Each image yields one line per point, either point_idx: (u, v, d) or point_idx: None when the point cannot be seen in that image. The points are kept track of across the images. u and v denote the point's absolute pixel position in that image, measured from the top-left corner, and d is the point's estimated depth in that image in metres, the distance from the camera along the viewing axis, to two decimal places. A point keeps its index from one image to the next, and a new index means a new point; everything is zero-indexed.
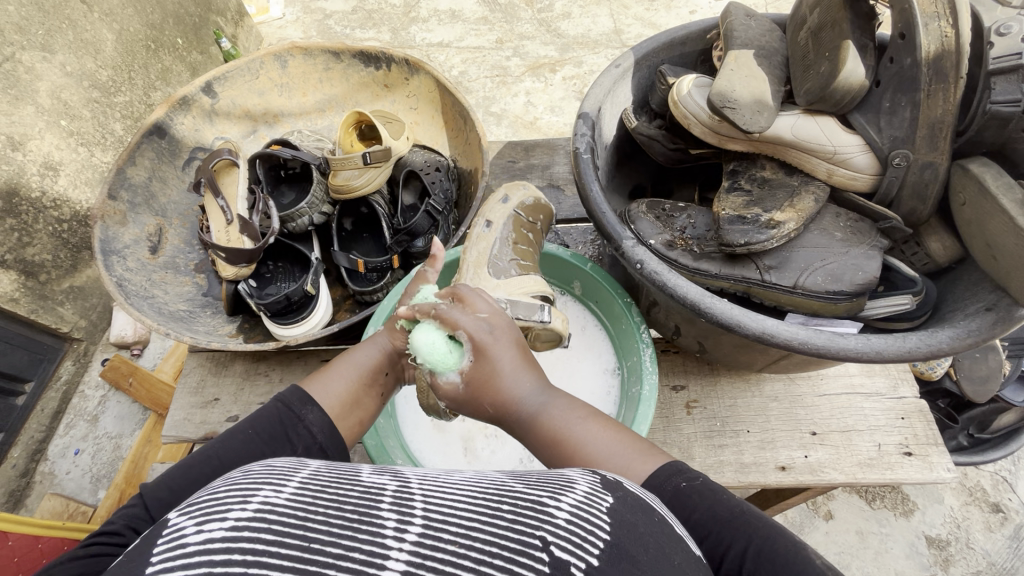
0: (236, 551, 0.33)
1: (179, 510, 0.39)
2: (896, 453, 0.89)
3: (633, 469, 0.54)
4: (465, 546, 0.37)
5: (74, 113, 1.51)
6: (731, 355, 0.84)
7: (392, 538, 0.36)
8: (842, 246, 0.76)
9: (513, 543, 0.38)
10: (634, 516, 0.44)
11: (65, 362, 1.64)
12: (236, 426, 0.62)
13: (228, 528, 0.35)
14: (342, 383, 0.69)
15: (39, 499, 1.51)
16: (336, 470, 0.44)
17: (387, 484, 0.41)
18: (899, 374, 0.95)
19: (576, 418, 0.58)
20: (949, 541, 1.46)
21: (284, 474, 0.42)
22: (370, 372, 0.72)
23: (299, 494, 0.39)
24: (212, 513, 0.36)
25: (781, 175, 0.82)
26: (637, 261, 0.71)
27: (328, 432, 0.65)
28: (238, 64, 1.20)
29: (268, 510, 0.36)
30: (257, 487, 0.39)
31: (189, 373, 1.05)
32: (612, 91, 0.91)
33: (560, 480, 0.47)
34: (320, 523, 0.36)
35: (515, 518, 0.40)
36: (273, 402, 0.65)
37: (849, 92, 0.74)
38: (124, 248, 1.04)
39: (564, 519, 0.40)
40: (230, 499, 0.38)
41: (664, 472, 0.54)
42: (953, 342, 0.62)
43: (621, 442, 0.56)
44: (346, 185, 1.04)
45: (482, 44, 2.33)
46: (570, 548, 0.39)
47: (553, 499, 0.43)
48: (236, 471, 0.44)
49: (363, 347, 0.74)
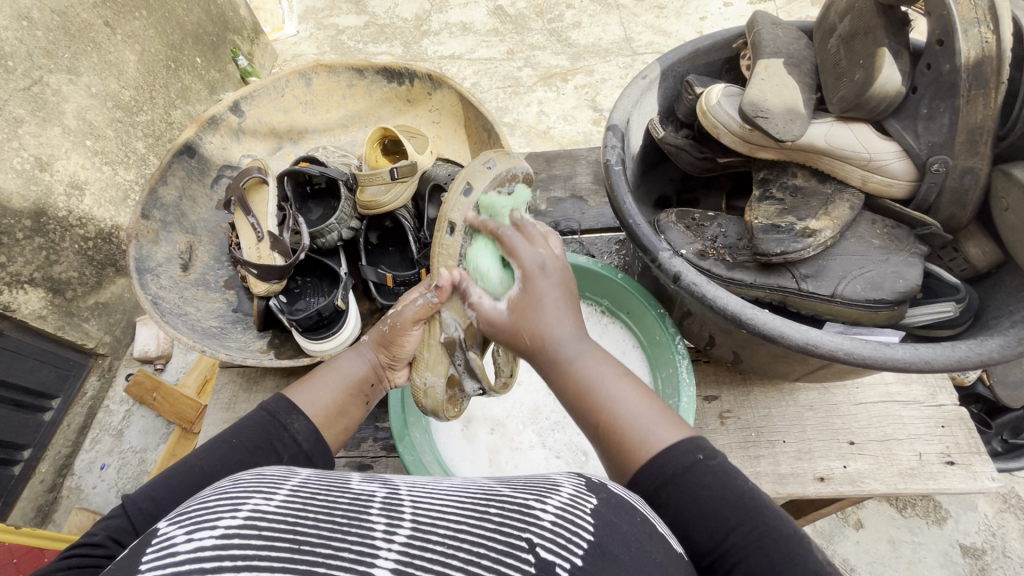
0: (227, 556, 0.33)
1: (170, 519, 0.39)
2: (937, 463, 0.87)
3: (654, 433, 0.53)
4: (453, 546, 0.37)
5: (99, 133, 1.54)
6: (767, 365, 0.82)
7: (381, 539, 0.36)
8: (881, 254, 0.75)
9: (499, 544, 0.38)
10: (617, 515, 0.43)
11: (90, 378, 1.66)
12: (219, 435, 0.61)
13: (219, 535, 0.35)
14: (326, 392, 0.68)
15: (67, 514, 1.52)
16: (326, 478, 0.44)
17: (377, 492, 0.42)
18: (937, 382, 0.94)
19: (610, 376, 0.58)
20: (985, 550, 1.43)
21: (274, 481, 0.42)
22: (355, 381, 0.71)
23: (289, 500, 0.39)
24: (202, 521, 0.37)
25: (814, 182, 0.82)
26: (675, 273, 0.71)
27: (316, 441, 0.64)
28: (263, 83, 1.22)
29: (258, 517, 0.37)
30: (247, 495, 0.40)
31: (220, 389, 1.06)
32: (639, 101, 0.91)
33: (545, 482, 0.46)
34: (311, 528, 0.37)
35: (502, 520, 0.40)
36: (258, 410, 0.64)
37: (885, 100, 0.74)
38: (157, 265, 1.06)
39: (547, 521, 0.40)
40: (221, 508, 0.38)
41: (678, 447, 0.51)
42: (1004, 351, 0.61)
43: (650, 405, 0.56)
44: (373, 201, 1.05)
45: (493, 55, 2.35)
46: (555, 549, 0.39)
47: (538, 500, 0.42)
48: (224, 479, 0.44)
49: (348, 356, 0.74)
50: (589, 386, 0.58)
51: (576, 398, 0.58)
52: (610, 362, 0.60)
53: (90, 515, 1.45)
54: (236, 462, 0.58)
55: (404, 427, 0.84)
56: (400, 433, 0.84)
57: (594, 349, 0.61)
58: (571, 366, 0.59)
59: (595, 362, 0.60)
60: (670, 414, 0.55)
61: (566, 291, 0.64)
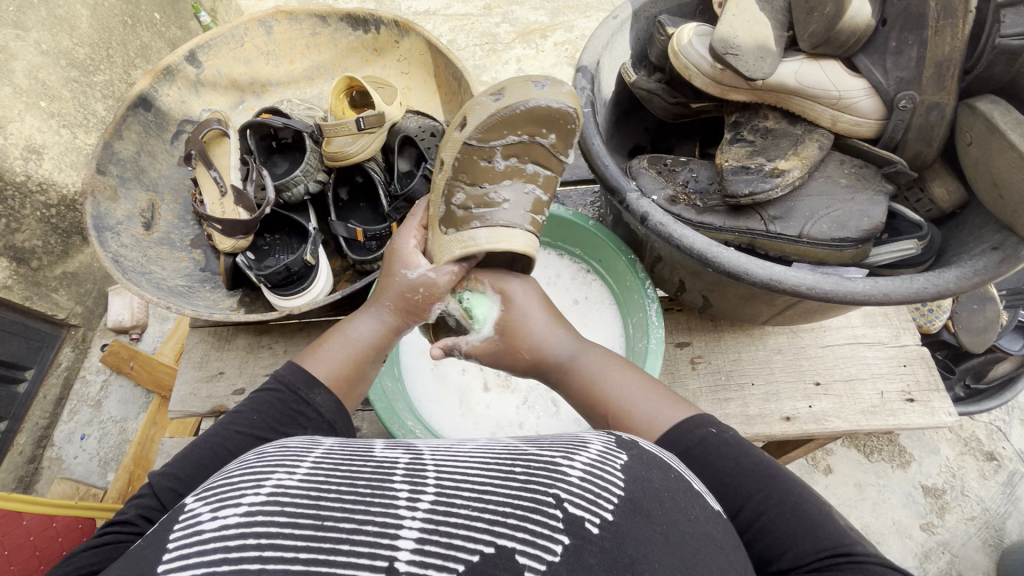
0: (251, 535, 0.34)
1: (196, 495, 0.39)
2: (898, 400, 0.90)
3: (659, 416, 0.56)
4: (479, 508, 0.37)
5: (53, 93, 1.46)
6: (736, 309, 0.84)
7: (405, 508, 0.36)
8: (847, 192, 0.75)
9: (526, 502, 0.38)
10: (649, 471, 0.43)
11: (63, 349, 1.63)
12: (238, 410, 0.59)
13: (243, 513, 0.35)
14: (344, 359, 0.66)
15: (49, 483, 1.51)
16: (349, 448, 0.44)
17: (400, 458, 0.42)
18: (901, 323, 0.96)
19: (610, 369, 0.63)
20: (945, 489, 1.50)
21: (297, 455, 0.42)
22: (373, 347, 0.69)
23: (312, 474, 0.39)
24: (227, 499, 0.37)
25: (785, 124, 0.81)
26: (642, 214, 0.70)
27: (337, 411, 0.63)
28: (221, 31, 1.16)
29: (281, 493, 0.37)
30: (270, 470, 0.40)
31: (191, 349, 1.05)
32: (610, 43, 0.88)
33: (572, 441, 0.46)
34: (334, 501, 0.36)
35: (528, 478, 0.40)
36: (277, 385, 0.62)
37: (856, 32, 0.73)
38: (117, 223, 1.02)
39: (575, 476, 0.40)
40: (244, 484, 0.38)
41: (680, 420, 0.54)
42: (960, 281, 0.62)
43: (651, 393, 0.58)
44: (341, 152, 1.02)
45: (470, 10, 2.26)
46: (584, 504, 0.38)
47: (565, 458, 0.42)
48: (249, 454, 0.45)
49: (362, 320, 0.71)
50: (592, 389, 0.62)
51: (580, 393, 0.63)
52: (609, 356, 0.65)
53: (72, 484, 1.44)
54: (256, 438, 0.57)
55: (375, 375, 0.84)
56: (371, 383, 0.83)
57: (593, 350, 0.66)
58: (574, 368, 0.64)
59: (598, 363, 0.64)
60: (671, 396, 0.58)
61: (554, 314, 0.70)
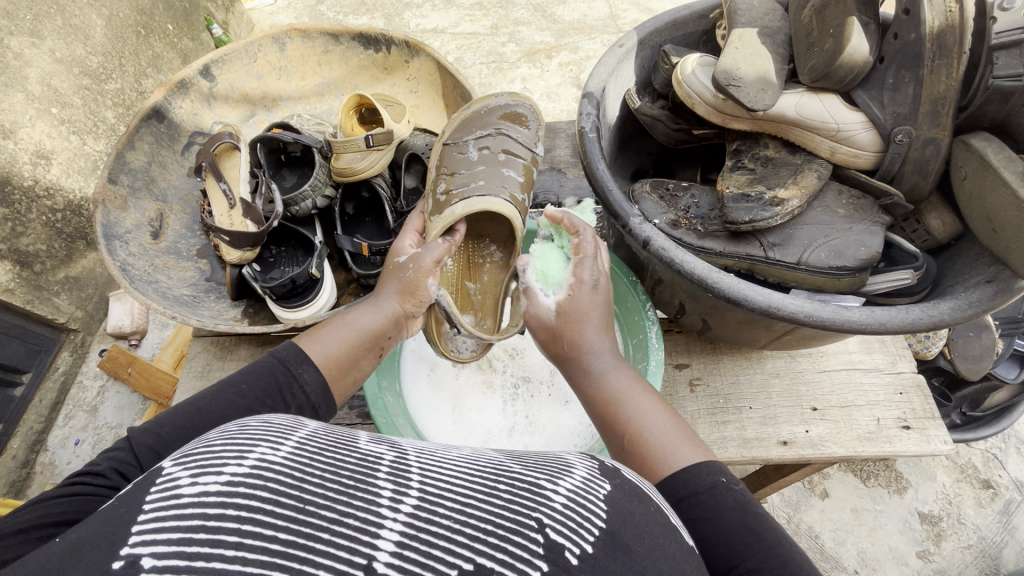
0: (231, 505, 0.33)
1: (174, 459, 0.39)
2: (895, 427, 0.90)
3: (677, 450, 0.56)
4: (460, 521, 0.37)
5: (65, 100, 1.49)
6: (735, 333, 0.85)
7: (387, 508, 0.36)
8: (845, 223, 0.77)
9: (508, 522, 0.38)
10: (631, 503, 0.45)
11: (62, 353, 1.63)
12: (228, 378, 0.61)
13: (223, 481, 0.35)
14: (339, 342, 0.68)
15: (42, 489, 1.50)
16: (332, 434, 0.44)
17: (384, 455, 0.42)
18: (898, 351, 0.97)
19: (637, 392, 0.63)
20: (941, 516, 1.49)
21: (280, 432, 0.42)
22: (369, 334, 0.71)
23: (295, 454, 0.39)
24: (207, 466, 0.36)
25: (784, 154, 0.83)
26: (645, 238, 0.72)
27: (322, 393, 0.64)
28: (235, 47, 1.18)
29: (264, 467, 0.37)
30: (254, 443, 0.39)
31: (193, 358, 1.05)
32: (615, 70, 0.91)
33: (557, 464, 0.48)
34: (317, 487, 0.36)
35: (511, 498, 0.41)
36: (269, 356, 0.64)
37: (854, 67, 0.74)
38: (126, 233, 1.03)
39: (558, 503, 0.41)
40: (227, 453, 0.38)
41: (703, 468, 0.54)
42: (955, 313, 0.64)
43: (675, 427, 0.59)
44: (349, 168, 1.04)
45: (477, 29, 2.31)
46: (565, 532, 0.39)
47: (549, 483, 0.43)
48: (229, 424, 0.44)
49: (363, 310, 0.74)
50: (619, 398, 0.62)
51: (601, 405, 0.63)
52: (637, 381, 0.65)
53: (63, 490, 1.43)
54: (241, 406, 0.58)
55: (378, 390, 0.85)
56: (375, 396, 0.84)
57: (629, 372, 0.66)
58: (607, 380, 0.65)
59: (626, 381, 0.64)
60: (691, 433, 0.58)
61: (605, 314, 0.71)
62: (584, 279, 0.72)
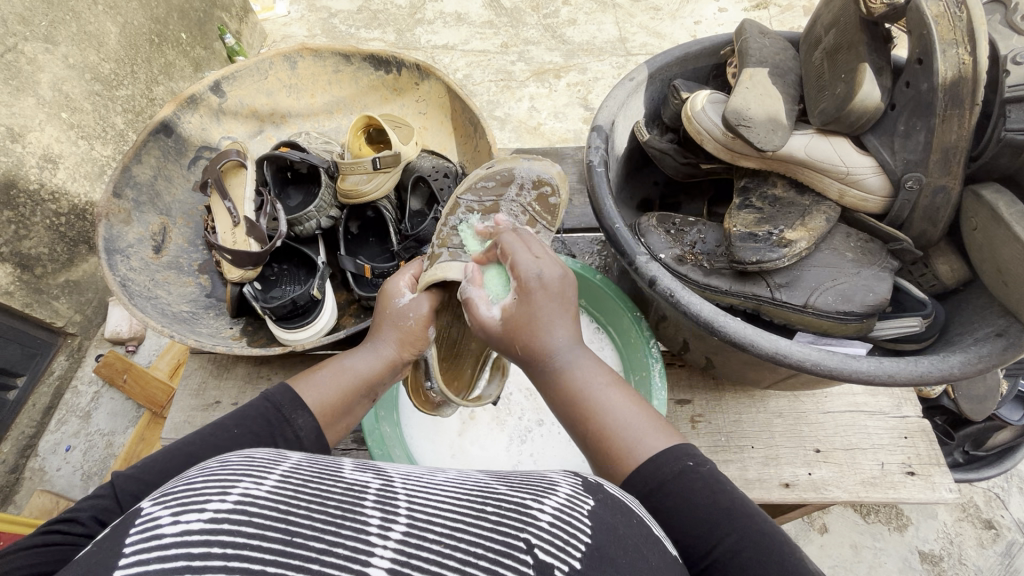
0: (216, 543, 0.32)
1: (154, 498, 0.37)
2: (899, 472, 0.89)
3: (646, 439, 0.54)
4: (450, 546, 0.36)
5: (75, 106, 1.49)
6: (738, 372, 0.84)
7: (376, 536, 0.35)
8: (853, 266, 0.76)
9: (497, 545, 0.38)
10: (614, 517, 0.44)
11: (58, 358, 1.62)
12: (221, 422, 0.60)
13: (207, 520, 0.33)
14: (334, 390, 0.66)
15: (30, 495, 1.48)
16: (317, 465, 0.43)
17: (370, 483, 0.41)
18: (903, 393, 0.96)
19: (605, 386, 0.58)
20: (942, 556, 1.47)
21: (264, 466, 0.41)
22: (367, 383, 0.69)
23: (281, 487, 0.38)
24: (190, 503, 0.35)
25: (792, 193, 0.83)
26: (651, 277, 0.71)
27: (316, 439, 0.63)
28: (246, 64, 1.19)
29: (249, 502, 0.35)
30: (237, 478, 0.38)
31: (190, 375, 1.04)
32: (625, 103, 0.91)
33: (542, 482, 0.47)
34: (304, 518, 0.35)
35: (499, 520, 0.40)
36: (263, 400, 0.63)
37: (865, 114, 0.75)
38: (128, 247, 1.03)
39: (545, 521, 0.40)
40: (209, 489, 0.36)
41: (667, 457, 0.52)
42: (964, 367, 0.63)
43: (640, 411, 0.56)
44: (355, 189, 1.04)
45: (487, 47, 2.33)
46: (553, 551, 0.38)
47: (535, 501, 0.42)
48: (210, 460, 0.42)
49: (361, 353, 0.71)
50: (580, 395, 0.57)
51: (562, 399, 0.58)
52: (602, 367, 0.60)
53: (52, 496, 1.41)
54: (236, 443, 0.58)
55: (375, 420, 0.85)
56: (371, 427, 0.85)
57: (589, 357, 0.60)
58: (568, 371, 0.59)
59: (588, 369, 0.59)
60: (660, 420, 0.56)
61: (562, 300, 0.61)
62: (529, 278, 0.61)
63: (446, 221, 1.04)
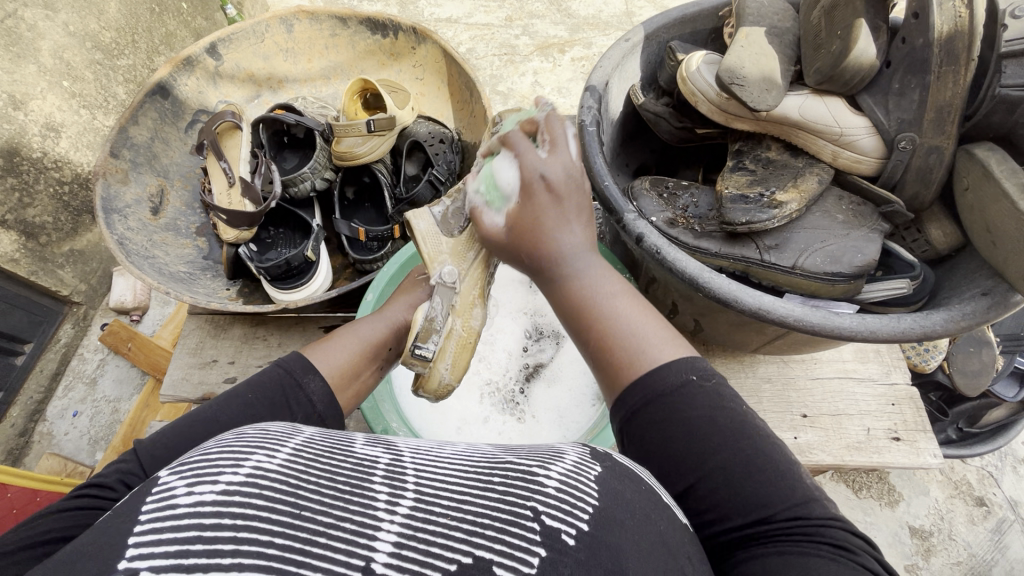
0: (227, 514, 0.34)
1: (171, 468, 0.39)
2: (884, 438, 0.90)
3: (654, 346, 0.51)
4: (457, 518, 0.38)
5: (77, 74, 1.49)
6: (726, 335, 0.84)
7: (383, 510, 0.37)
8: (843, 228, 0.76)
9: (504, 514, 0.38)
10: (621, 483, 0.44)
11: (64, 325, 1.64)
12: (232, 391, 0.60)
13: (219, 491, 0.35)
14: (345, 353, 0.69)
15: (38, 458, 1.52)
16: (329, 440, 0.45)
17: (380, 458, 0.43)
18: (892, 361, 0.96)
19: (607, 278, 0.56)
20: (932, 531, 1.48)
21: (277, 439, 0.42)
22: (371, 345, 0.72)
23: (292, 460, 0.40)
24: (203, 474, 0.37)
25: (786, 156, 0.82)
26: (638, 234, 0.72)
27: (329, 401, 0.64)
28: (243, 26, 1.18)
29: (260, 475, 0.37)
30: (250, 450, 0.40)
31: (187, 335, 1.06)
32: (620, 65, 0.90)
33: (550, 452, 0.47)
34: (312, 493, 0.37)
35: (506, 489, 0.41)
36: (274, 366, 0.63)
37: (861, 70, 0.74)
38: (125, 207, 1.04)
39: (552, 487, 0.41)
40: (222, 461, 0.38)
41: (677, 365, 0.49)
42: (947, 324, 0.63)
43: (649, 319, 0.53)
44: (350, 152, 1.04)
45: (491, 21, 2.30)
46: (560, 516, 0.39)
47: (542, 469, 0.43)
48: (226, 433, 0.44)
49: (368, 321, 0.75)
50: (590, 302, 0.54)
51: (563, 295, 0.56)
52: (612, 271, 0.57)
53: (60, 458, 1.45)
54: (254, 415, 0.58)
55: None
56: None
57: (601, 267, 0.57)
58: (575, 276, 0.56)
59: (602, 276, 0.56)
60: (667, 325, 0.53)
61: (580, 200, 0.58)
62: (534, 179, 0.57)
63: (441, 184, 1.04)
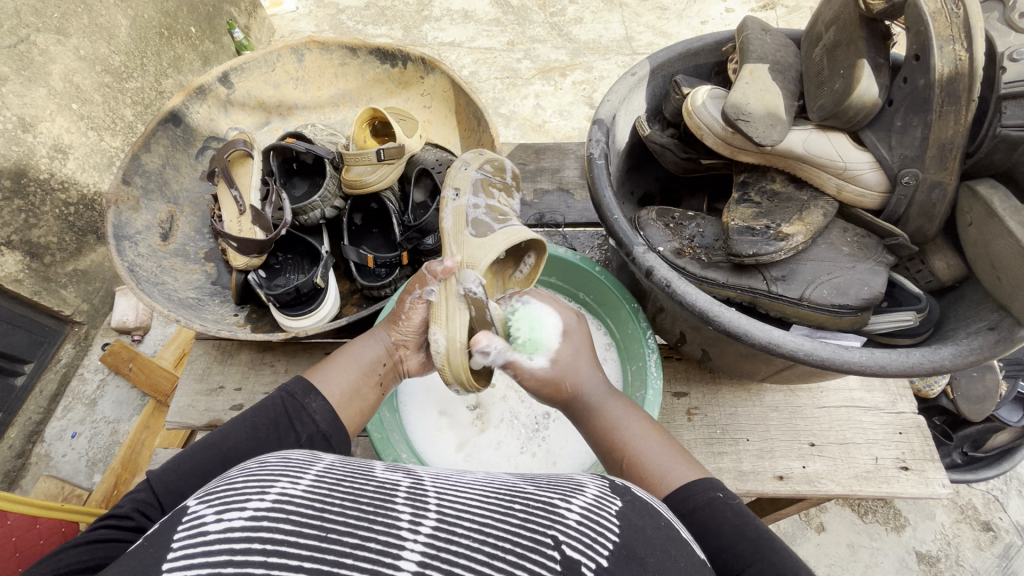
0: (257, 539, 0.34)
1: (198, 498, 0.40)
2: (892, 467, 0.90)
3: (672, 471, 0.59)
4: (479, 540, 0.38)
5: (86, 97, 1.51)
6: (734, 364, 0.85)
7: (407, 530, 0.37)
8: (849, 260, 0.77)
9: (525, 540, 0.38)
10: (641, 518, 0.45)
11: (65, 345, 1.64)
12: (237, 417, 0.62)
13: (248, 517, 0.36)
14: (345, 374, 0.69)
15: (35, 480, 1.51)
16: (349, 466, 0.45)
17: (401, 482, 0.43)
18: (899, 390, 0.96)
19: (629, 416, 0.66)
20: (939, 557, 1.47)
21: (300, 467, 0.43)
22: (370, 365, 0.72)
23: (316, 486, 0.40)
24: (232, 502, 0.37)
25: (791, 189, 0.84)
26: (647, 267, 0.73)
27: (332, 421, 0.65)
28: (255, 56, 1.21)
29: (286, 501, 0.37)
30: (275, 478, 0.40)
31: (194, 360, 1.06)
32: (627, 98, 0.92)
33: (569, 483, 0.48)
34: (338, 515, 0.37)
35: (527, 517, 0.41)
36: (277, 390, 0.65)
37: (863, 109, 0.76)
38: (136, 233, 1.05)
39: (572, 519, 0.41)
40: (249, 489, 0.39)
41: (699, 486, 0.56)
42: (956, 359, 0.64)
43: (667, 448, 0.61)
44: (359, 180, 1.05)
45: (493, 45, 2.34)
46: (580, 548, 0.39)
47: (562, 501, 0.43)
48: (250, 462, 0.45)
49: (361, 343, 0.74)
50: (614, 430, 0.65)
51: (599, 435, 0.66)
52: (629, 405, 0.68)
53: (57, 482, 1.43)
54: (250, 439, 0.59)
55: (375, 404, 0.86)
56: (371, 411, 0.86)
57: (622, 403, 0.68)
58: (597, 412, 0.67)
59: (624, 415, 0.66)
60: (684, 456, 0.60)
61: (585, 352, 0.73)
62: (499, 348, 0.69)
63: None
